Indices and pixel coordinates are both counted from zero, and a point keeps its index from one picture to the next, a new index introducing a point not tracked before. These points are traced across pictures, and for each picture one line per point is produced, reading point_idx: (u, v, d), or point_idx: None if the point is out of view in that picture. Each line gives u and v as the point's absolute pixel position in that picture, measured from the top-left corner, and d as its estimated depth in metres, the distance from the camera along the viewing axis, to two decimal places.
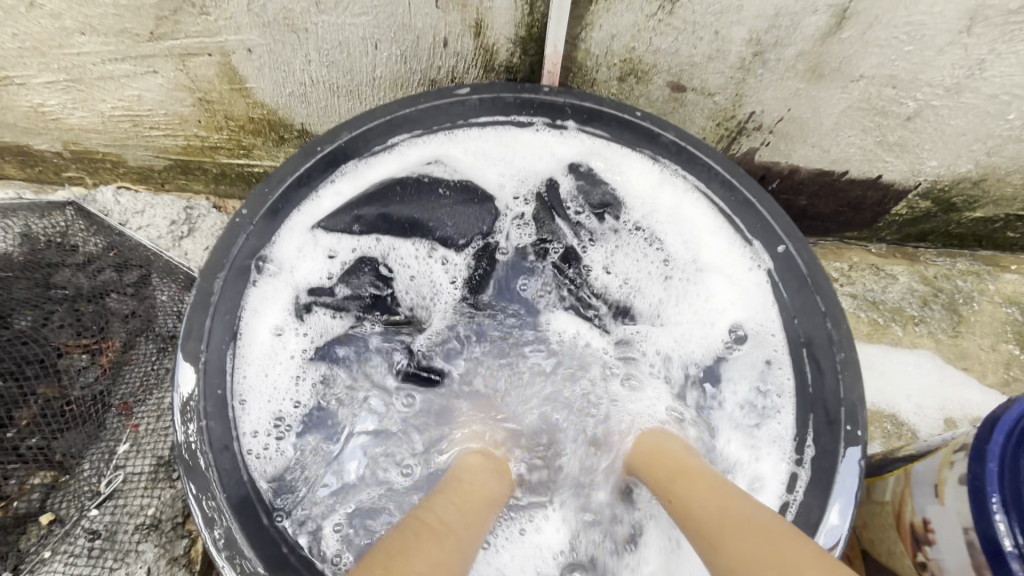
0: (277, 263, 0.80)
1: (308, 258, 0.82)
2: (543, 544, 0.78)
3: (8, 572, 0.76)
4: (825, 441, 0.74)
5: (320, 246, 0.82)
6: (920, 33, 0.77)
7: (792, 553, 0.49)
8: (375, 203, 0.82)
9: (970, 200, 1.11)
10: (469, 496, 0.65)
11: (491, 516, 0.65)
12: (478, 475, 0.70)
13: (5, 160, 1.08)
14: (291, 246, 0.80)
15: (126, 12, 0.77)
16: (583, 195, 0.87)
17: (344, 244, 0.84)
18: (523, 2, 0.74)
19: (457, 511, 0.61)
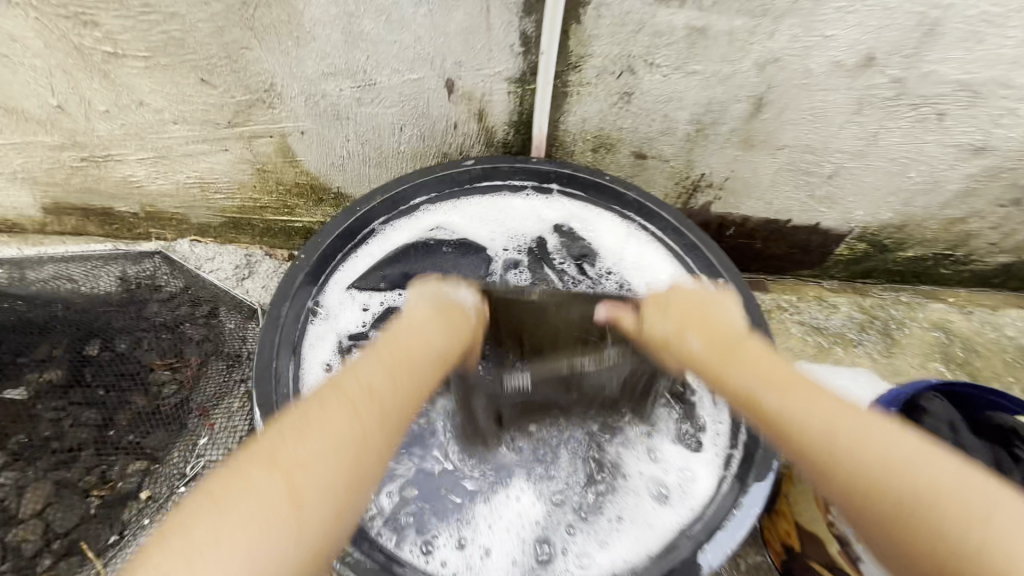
0: (324, 309, 0.97)
1: (351, 303, 0.99)
2: (520, 519, 0.84)
3: (114, 538, 0.92)
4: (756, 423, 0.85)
5: (356, 302, 1.00)
6: (823, 115, 0.99)
7: (884, 472, 0.54)
8: (398, 256, 1.03)
9: (900, 242, 1.31)
10: (402, 355, 0.66)
11: (428, 371, 0.67)
12: (428, 330, 0.71)
13: (90, 220, 1.30)
14: (334, 299, 0.98)
15: (213, 107, 1.01)
16: (565, 248, 1.07)
17: (374, 298, 1.02)
18: (515, 97, 0.97)
19: (382, 368, 0.63)
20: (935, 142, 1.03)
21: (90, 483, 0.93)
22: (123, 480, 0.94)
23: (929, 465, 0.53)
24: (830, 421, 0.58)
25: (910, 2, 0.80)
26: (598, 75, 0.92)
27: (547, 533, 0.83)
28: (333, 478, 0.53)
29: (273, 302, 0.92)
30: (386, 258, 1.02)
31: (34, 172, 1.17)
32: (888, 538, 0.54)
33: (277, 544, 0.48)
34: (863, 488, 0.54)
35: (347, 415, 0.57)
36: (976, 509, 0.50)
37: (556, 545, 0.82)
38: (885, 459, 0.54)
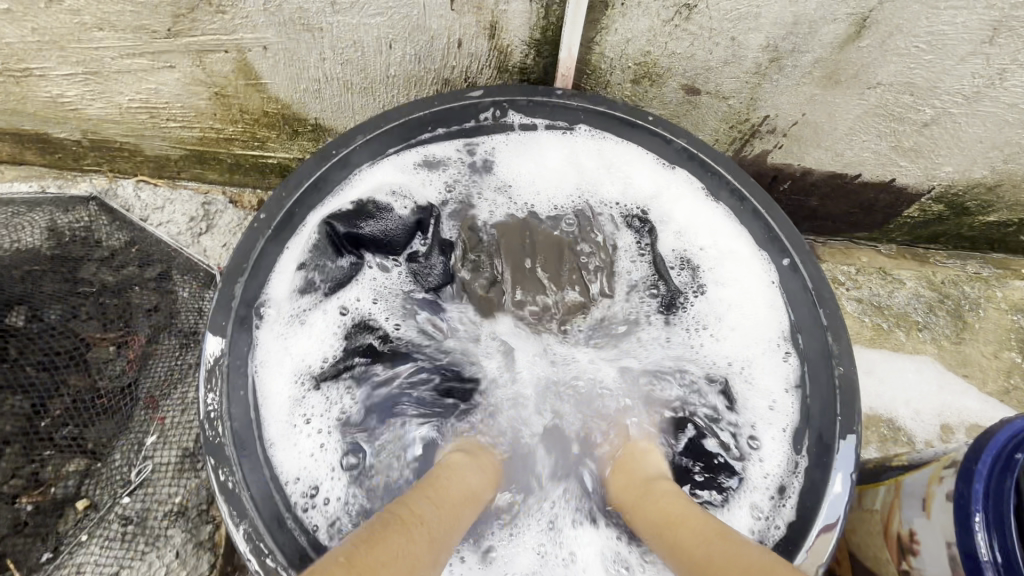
0: (277, 306, 0.76)
1: (312, 311, 0.78)
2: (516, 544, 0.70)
3: (47, 553, 0.66)
4: (821, 448, 0.71)
5: (307, 280, 0.78)
6: (942, 43, 0.75)
7: None
8: (375, 236, 0.80)
9: (984, 205, 1.10)
10: (449, 492, 0.60)
11: (471, 514, 0.61)
12: (472, 484, 0.63)
13: (25, 147, 1.09)
14: (284, 284, 0.77)
15: (145, 9, 0.78)
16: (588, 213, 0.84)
17: (331, 267, 0.79)
18: (539, 5, 0.73)
19: (448, 543, 0.54)
20: None
21: (19, 486, 0.66)
22: (59, 483, 0.68)
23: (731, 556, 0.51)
24: (705, 547, 0.52)
25: None
26: None
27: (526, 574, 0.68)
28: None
29: (228, 275, 0.74)
30: (355, 234, 0.78)
31: None
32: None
33: None
34: None
35: (445, 542, 0.54)
36: None
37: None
38: None
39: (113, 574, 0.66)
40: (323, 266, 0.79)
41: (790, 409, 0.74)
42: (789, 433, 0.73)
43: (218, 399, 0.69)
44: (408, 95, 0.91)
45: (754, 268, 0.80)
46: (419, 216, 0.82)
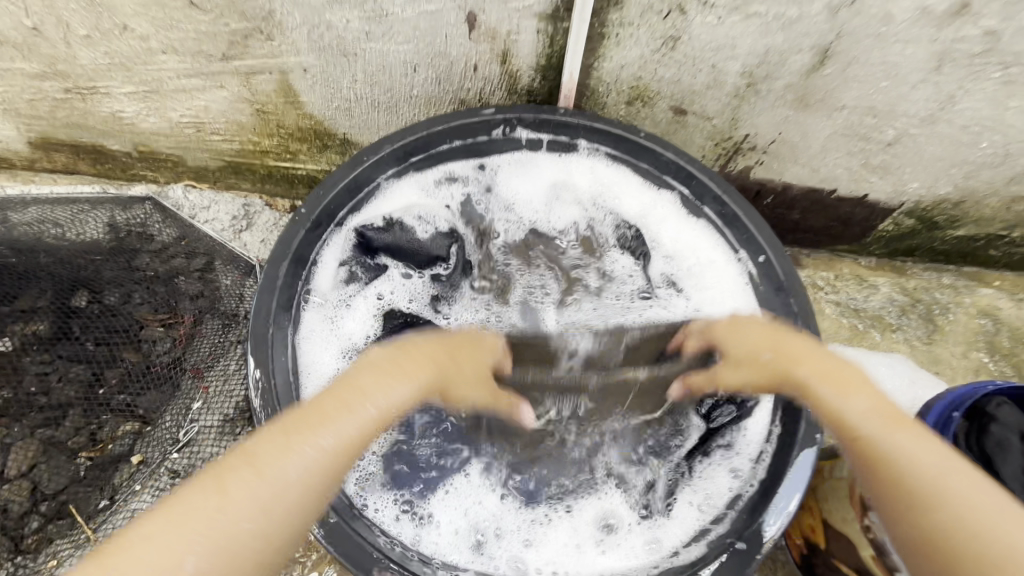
0: (322, 295, 0.86)
1: (355, 296, 0.90)
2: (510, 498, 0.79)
3: (105, 500, 0.78)
4: (790, 420, 0.75)
5: (347, 274, 0.90)
6: (895, 71, 0.86)
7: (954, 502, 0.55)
8: (405, 245, 0.91)
9: (952, 219, 1.19)
10: (315, 412, 0.54)
11: (364, 415, 0.55)
12: (360, 382, 0.56)
13: (80, 158, 1.21)
14: (327, 274, 0.87)
15: (205, 37, 0.90)
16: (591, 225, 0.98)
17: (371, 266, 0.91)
18: (545, 37, 0.85)
19: (304, 454, 0.52)
20: (1015, 109, 0.90)
21: (81, 442, 0.78)
22: (115, 442, 0.79)
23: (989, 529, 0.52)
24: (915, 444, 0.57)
25: None
26: (642, 15, 0.80)
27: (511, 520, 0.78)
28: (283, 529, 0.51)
29: (270, 263, 0.81)
30: (387, 242, 0.90)
31: (17, 104, 1.07)
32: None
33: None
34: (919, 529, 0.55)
35: (297, 455, 0.52)
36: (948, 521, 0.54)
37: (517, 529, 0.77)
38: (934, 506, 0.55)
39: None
40: (362, 263, 0.91)
41: (758, 390, 0.80)
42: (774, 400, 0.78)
43: (265, 368, 0.77)
44: (428, 113, 1.03)
45: (733, 270, 0.90)
46: (447, 236, 0.94)
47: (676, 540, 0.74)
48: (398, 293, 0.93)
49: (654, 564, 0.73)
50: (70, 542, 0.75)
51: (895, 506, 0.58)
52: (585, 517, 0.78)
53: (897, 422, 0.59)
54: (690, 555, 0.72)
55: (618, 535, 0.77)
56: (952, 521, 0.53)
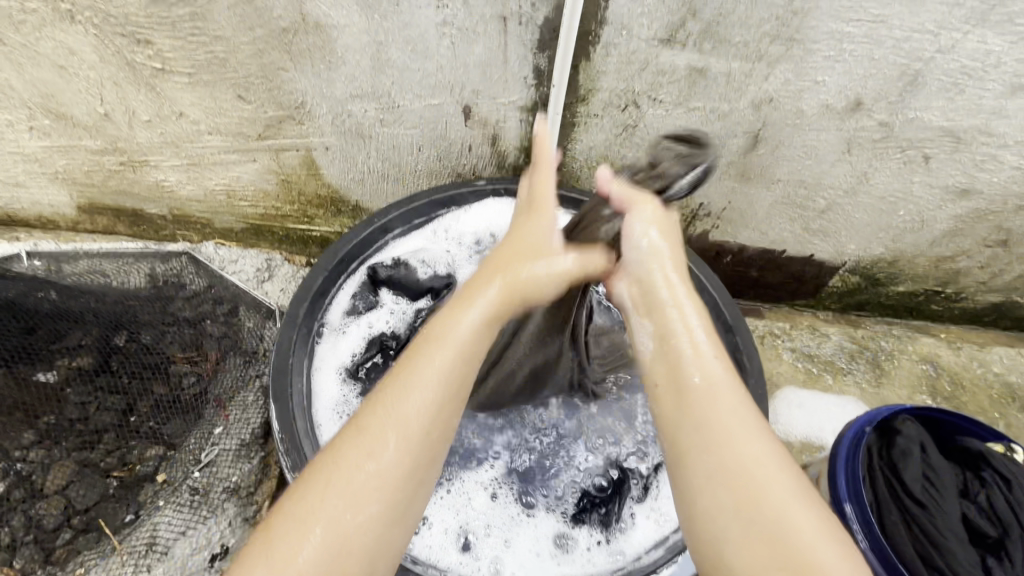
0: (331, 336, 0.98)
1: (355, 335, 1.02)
2: (490, 514, 0.90)
3: (129, 515, 0.85)
4: None
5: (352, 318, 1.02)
6: (815, 152, 1.05)
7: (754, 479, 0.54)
8: (409, 284, 1.06)
9: (890, 276, 1.33)
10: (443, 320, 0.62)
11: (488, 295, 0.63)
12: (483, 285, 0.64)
13: (121, 220, 1.38)
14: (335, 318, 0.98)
15: (246, 121, 1.09)
16: None
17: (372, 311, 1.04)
18: (527, 124, 1.05)
19: (420, 390, 0.56)
20: (920, 182, 1.08)
21: (112, 464, 0.87)
22: (143, 463, 0.88)
23: (750, 444, 0.55)
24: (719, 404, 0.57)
25: (895, 54, 0.87)
26: (604, 108, 1.00)
27: (492, 534, 0.89)
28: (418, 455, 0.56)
29: (293, 304, 0.94)
30: (395, 281, 1.05)
31: (74, 174, 1.24)
32: (722, 499, 0.53)
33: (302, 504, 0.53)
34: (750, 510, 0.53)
35: (414, 395, 0.56)
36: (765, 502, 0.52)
37: (495, 542, 0.88)
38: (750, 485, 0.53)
39: (180, 532, 0.84)
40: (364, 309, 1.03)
41: None
42: None
43: (281, 395, 0.87)
44: (429, 184, 1.20)
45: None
46: (443, 278, 1.08)
47: (638, 549, 0.86)
48: (385, 321, 1.05)
49: (619, 567, 0.84)
50: (96, 552, 0.82)
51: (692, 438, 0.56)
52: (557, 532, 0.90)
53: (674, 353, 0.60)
54: (649, 558, 0.83)
55: (578, 549, 0.88)
56: (716, 442, 0.55)
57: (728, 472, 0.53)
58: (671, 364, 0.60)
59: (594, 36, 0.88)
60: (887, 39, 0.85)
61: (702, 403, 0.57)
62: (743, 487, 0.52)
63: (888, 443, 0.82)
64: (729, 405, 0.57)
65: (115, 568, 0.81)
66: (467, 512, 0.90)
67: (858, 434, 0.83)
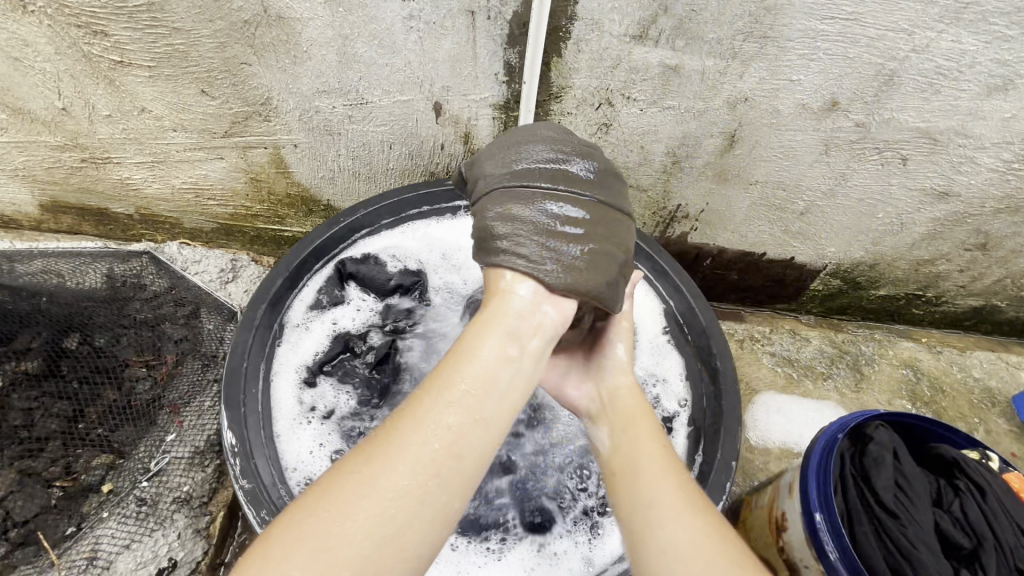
0: (291, 339, 0.95)
1: (317, 338, 0.98)
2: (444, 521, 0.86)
3: (71, 527, 0.81)
4: (707, 451, 0.87)
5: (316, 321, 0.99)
6: (792, 153, 1.03)
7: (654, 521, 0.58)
8: (374, 278, 1.02)
9: (871, 279, 1.31)
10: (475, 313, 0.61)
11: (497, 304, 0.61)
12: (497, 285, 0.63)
13: (85, 220, 1.33)
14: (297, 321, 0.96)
15: (211, 117, 1.05)
16: None
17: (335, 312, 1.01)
18: (499, 122, 1.02)
19: (411, 465, 0.50)
20: (898, 183, 1.07)
21: (55, 472, 0.83)
22: (88, 472, 0.84)
23: (697, 521, 0.57)
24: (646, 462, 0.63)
25: (869, 53, 0.85)
26: (578, 106, 0.97)
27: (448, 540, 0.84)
28: (417, 528, 0.49)
29: (251, 306, 0.91)
30: (362, 275, 1.01)
31: (34, 171, 1.20)
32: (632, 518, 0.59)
33: (320, 531, 0.48)
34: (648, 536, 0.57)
35: (396, 470, 0.50)
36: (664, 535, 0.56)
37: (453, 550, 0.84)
38: (647, 512, 0.59)
39: (124, 545, 0.81)
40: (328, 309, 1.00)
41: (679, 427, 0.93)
42: (686, 438, 0.92)
43: (235, 400, 0.84)
44: (402, 183, 1.17)
45: (656, 304, 1.01)
46: (413, 274, 1.05)
47: (608, 557, 0.83)
48: (352, 320, 1.02)
49: None
50: (33, 567, 0.78)
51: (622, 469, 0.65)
52: (519, 546, 0.85)
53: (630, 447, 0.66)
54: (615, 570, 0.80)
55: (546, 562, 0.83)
56: (667, 518, 0.57)
57: (683, 559, 0.54)
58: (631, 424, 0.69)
59: (564, 31, 0.86)
60: (862, 37, 0.83)
61: (648, 494, 0.60)
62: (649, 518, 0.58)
63: (860, 451, 0.72)
64: (667, 488, 0.60)
65: None
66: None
67: (830, 440, 0.73)
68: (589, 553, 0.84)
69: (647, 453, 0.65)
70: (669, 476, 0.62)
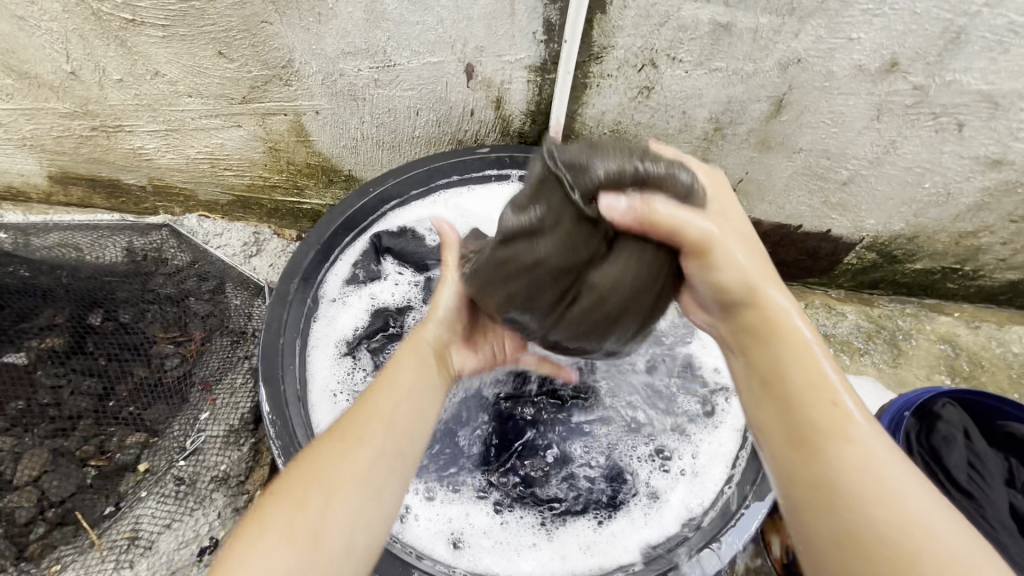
0: (325, 314, 0.92)
1: (350, 310, 0.94)
2: (491, 507, 0.83)
3: (110, 507, 0.80)
4: None
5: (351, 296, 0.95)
6: (841, 119, 0.98)
7: (845, 491, 0.51)
8: (408, 252, 0.99)
9: (909, 253, 1.27)
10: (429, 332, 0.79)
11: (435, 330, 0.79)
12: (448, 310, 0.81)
13: (97, 192, 1.29)
14: (331, 296, 0.93)
15: (228, 81, 1.00)
16: None
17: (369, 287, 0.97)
18: (534, 86, 0.97)
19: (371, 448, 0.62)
20: (950, 151, 1.02)
21: (90, 451, 0.81)
22: (123, 451, 0.82)
23: (890, 502, 0.49)
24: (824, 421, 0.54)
25: (938, 7, 0.80)
26: (619, 67, 0.92)
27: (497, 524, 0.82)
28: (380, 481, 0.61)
29: (283, 279, 0.88)
30: (397, 248, 0.98)
31: (43, 140, 1.15)
32: (815, 500, 0.52)
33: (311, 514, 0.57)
34: (837, 527, 0.51)
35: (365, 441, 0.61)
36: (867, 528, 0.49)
37: (502, 532, 0.81)
38: (839, 483, 0.51)
39: (165, 524, 0.80)
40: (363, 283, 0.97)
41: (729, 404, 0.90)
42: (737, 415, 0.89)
43: (272, 376, 0.81)
44: (428, 151, 1.12)
45: None
46: None
47: (664, 535, 0.80)
48: (387, 293, 0.98)
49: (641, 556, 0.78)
50: (74, 547, 0.77)
51: (784, 432, 0.57)
52: (568, 529, 0.82)
53: (789, 400, 0.57)
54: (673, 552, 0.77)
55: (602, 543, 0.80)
56: (849, 507, 0.50)
57: (894, 551, 0.47)
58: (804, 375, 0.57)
59: None
60: None
61: (838, 466, 0.52)
62: (832, 493, 0.51)
63: (929, 429, 0.79)
64: (852, 451, 0.52)
65: (95, 565, 0.76)
66: (463, 520, 0.82)
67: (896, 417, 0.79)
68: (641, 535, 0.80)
69: (821, 410, 0.55)
70: (859, 442, 0.53)
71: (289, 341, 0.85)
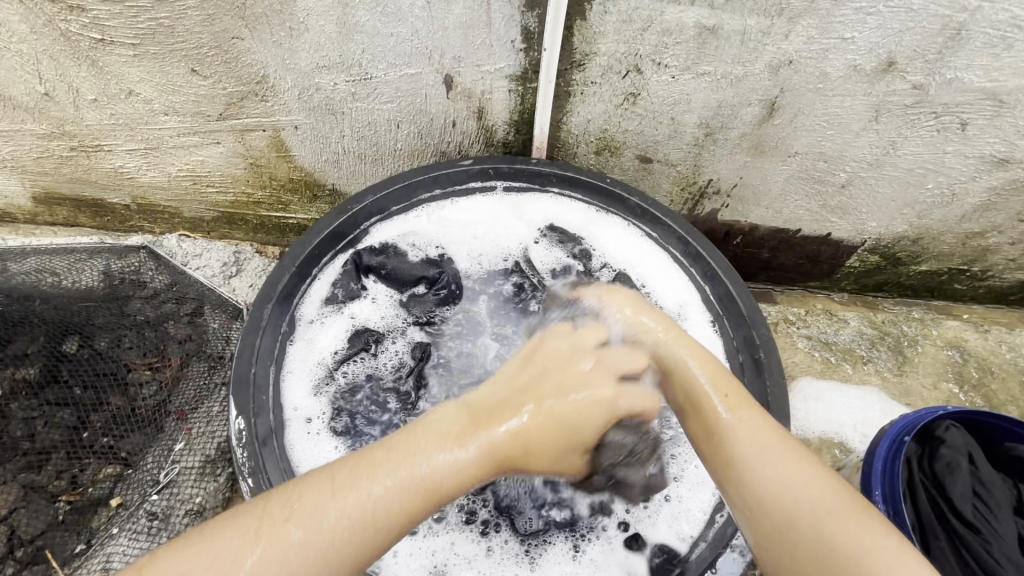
0: (303, 337, 0.89)
1: (328, 331, 0.91)
2: (474, 539, 0.79)
3: (81, 544, 0.78)
4: None
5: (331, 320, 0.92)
6: (838, 121, 0.94)
7: (743, 463, 0.56)
8: (391, 269, 0.95)
9: (913, 255, 1.22)
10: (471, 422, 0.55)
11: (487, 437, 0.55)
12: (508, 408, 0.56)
13: (82, 212, 1.27)
14: (309, 319, 0.90)
15: (204, 99, 0.98)
16: (566, 266, 0.98)
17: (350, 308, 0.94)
18: (516, 95, 0.94)
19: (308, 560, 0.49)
20: (953, 151, 0.97)
21: (62, 486, 0.80)
22: (95, 485, 0.81)
23: (776, 469, 0.54)
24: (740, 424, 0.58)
25: (936, 3, 0.76)
26: (603, 74, 0.88)
27: (479, 557, 0.78)
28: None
29: (258, 301, 0.86)
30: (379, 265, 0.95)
31: (23, 161, 1.13)
32: (726, 475, 0.57)
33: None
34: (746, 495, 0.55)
35: (334, 508, 0.50)
36: (764, 496, 0.54)
37: (486, 564, 0.78)
38: (740, 458, 0.56)
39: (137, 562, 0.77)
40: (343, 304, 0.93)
41: None
42: None
43: (244, 405, 0.79)
44: (411, 164, 1.09)
45: (693, 292, 0.94)
46: (433, 262, 0.97)
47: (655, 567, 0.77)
48: (370, 312, 0.95)
49: None
50: None
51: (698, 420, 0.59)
52: (551, 558, 0.78)
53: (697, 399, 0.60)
54: None
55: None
56: (749, 473, 0.55)
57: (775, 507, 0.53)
58: (709, 371, 0.61)
59: None
60: None
61: (739, 446, 0.57)
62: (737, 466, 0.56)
63: (930, 454, 0.78)
64: (752, 430, 0.57)
65: None
66: (446, 550, 0.78)
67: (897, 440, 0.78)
68: (628, 564, 0.77)
69: (722, 400, 0.59)
70: (745, 421, 0.58)
71: (264, 369, 0.83)
